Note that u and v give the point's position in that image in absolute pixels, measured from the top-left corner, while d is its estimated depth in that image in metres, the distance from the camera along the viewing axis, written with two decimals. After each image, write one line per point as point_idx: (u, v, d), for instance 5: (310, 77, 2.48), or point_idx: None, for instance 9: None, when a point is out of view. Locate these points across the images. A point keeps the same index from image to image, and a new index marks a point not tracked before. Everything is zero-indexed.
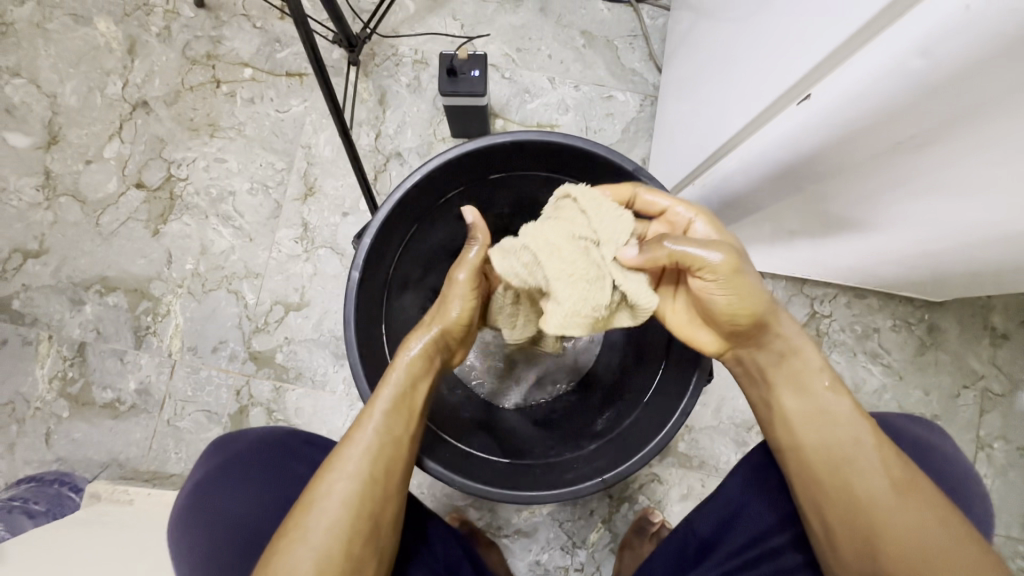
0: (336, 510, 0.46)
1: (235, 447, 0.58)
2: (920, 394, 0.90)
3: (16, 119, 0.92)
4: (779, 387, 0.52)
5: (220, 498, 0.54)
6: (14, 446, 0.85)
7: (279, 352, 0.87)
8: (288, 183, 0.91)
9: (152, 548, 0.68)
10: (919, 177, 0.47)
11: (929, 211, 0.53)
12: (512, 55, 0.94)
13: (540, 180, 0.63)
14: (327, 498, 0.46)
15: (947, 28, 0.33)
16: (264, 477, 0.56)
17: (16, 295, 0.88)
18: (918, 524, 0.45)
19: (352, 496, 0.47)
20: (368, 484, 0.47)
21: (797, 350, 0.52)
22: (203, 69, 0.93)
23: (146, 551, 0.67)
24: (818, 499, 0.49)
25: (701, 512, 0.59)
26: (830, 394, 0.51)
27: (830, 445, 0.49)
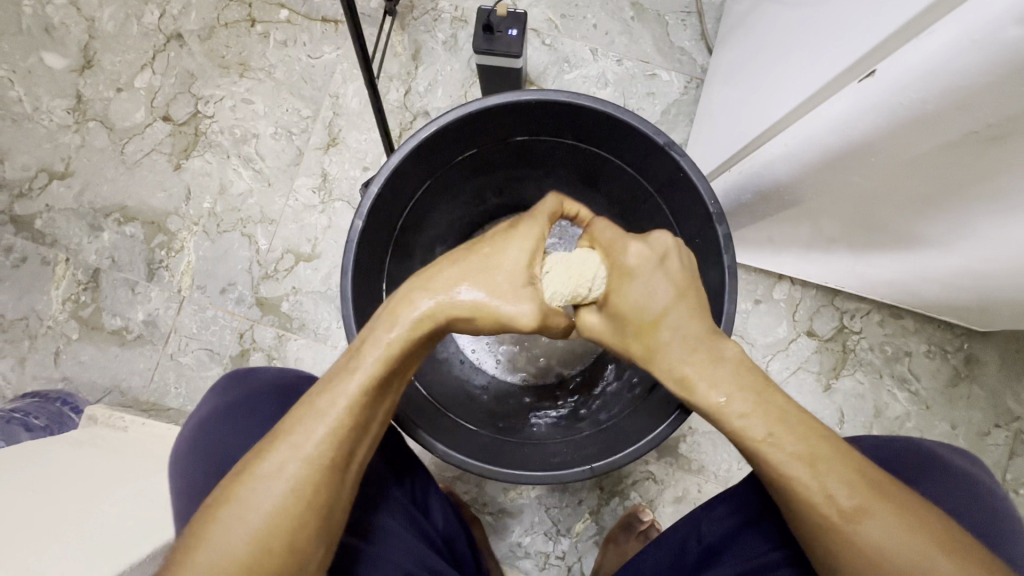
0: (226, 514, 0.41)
1: (251, 381, 0.57)
2: (945, 428, 0.84)
3: (54, 40, 0.92)
4: (747, 424, 0.44)
5: (221, 429, 0.54)
6: (24, 361, 0.87)
7: (285, 301, 0.86)
8: (312, 131, 0.89)
9: (134, 475, 0.68)
10: (993, 175, 0.41)
11: (993, 224, 0.47)
12: (556, 21, 0.89)
13: (564, 150, 0.60)
14: (260, 472, 0.42)
15: None
16: (234, 432, 0.53)
17: (39, 215, 0.89)
18: (902, 537, 0.40)
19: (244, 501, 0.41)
20: (260, 497, 0.41)
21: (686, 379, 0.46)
22: (239, 6, 0.91)
23: (132, 476, 0.68)
24: (812, 524, 0.42)
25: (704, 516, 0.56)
26: (783, 438, 0.43)
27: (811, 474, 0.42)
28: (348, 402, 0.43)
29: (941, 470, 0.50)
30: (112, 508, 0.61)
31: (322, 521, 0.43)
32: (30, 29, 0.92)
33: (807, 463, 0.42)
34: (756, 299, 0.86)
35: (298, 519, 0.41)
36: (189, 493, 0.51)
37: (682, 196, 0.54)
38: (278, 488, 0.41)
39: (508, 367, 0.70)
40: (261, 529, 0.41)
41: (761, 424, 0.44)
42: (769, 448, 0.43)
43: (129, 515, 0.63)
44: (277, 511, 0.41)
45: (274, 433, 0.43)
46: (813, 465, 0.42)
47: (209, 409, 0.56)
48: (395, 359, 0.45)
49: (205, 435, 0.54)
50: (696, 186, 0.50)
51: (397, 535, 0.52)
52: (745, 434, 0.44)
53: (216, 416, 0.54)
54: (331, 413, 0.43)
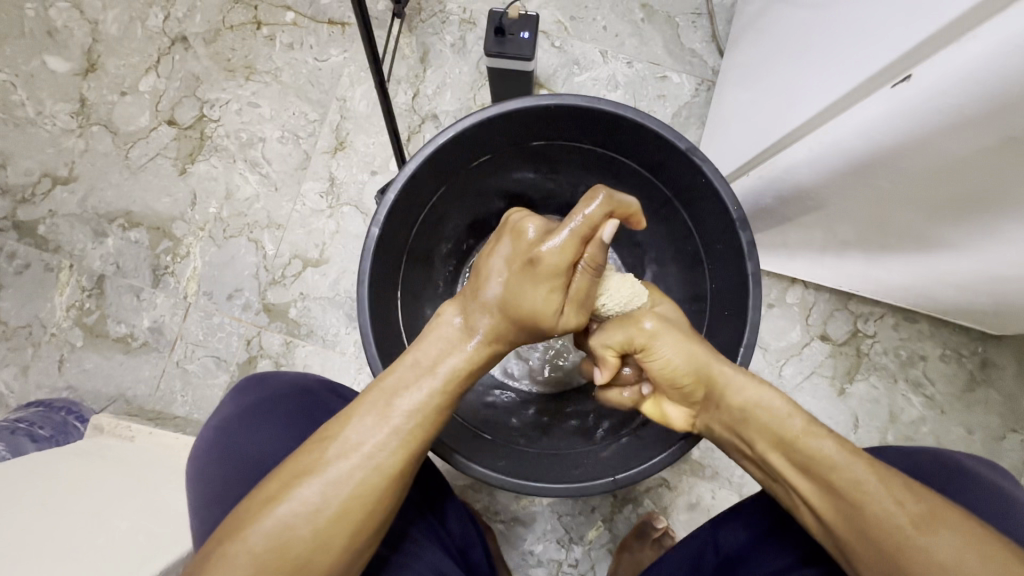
0: (291, 504, 0.40)
1: (279, 384, 0.56)
2: (961, 433, 0.83)
3: (57, 43, 0.91)
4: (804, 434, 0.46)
5: (237, 434, 0.53)
6: (28, 369, 0.85)
7: (293, 307, 0.85)
8: (319, 135, 0.88)
9: (142, 486, 0.67)
10: None
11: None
12: (566, 23, 0.88)
13: (580, 155, 0.59)
14: (328, 473, 0.42)
15: None
16: (250, 436, 0.52)
17: (43, 221, 0.88)
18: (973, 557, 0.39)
19: (315, 493, 0.41)
20: (329, 490, 0.41)
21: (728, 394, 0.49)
22: (245, 8, 0.90)
23: (141, 488, 0.67)
24: (876, 540, 0.41)
25: (727, 528, 0.55)
26: (839, 448, 0.44)
27: (869, 481, 0.42)
28: (415, 411, 0.45)
29: (967, 482, 0.49)
30: (121, 521, 0.60)
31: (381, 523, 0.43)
32: (33, 32, 0.91)
33: (867, 469, 0.43)
34: (769, 303, 0.85)
35: (358, 521, 0.42)
36: (209, 496, 0.50)
37: (702, 201, 0.53)
38: (342, 490, 0.42)
39: (513, 371, 0.69)
40: (323, 531, 0.40)
41: (817, 430, 0.46)
42: (823, 452, 0.44)
43: (139, 528, 0.61)
44: (343, 513, 0.41)
45: (337, 432, 0.43)
46: (873, 470, 0.43)
47: (232, 409, 0.54)
48: (462, 376, 0.47)
49: (226, 437, 0.52)
50: (719, 192, 0.50)
51: (417, 551, 0.51)
52: (803, 441, 0.45)
53: (241, 418, 0.53)
54: (404, 411, 0.45)
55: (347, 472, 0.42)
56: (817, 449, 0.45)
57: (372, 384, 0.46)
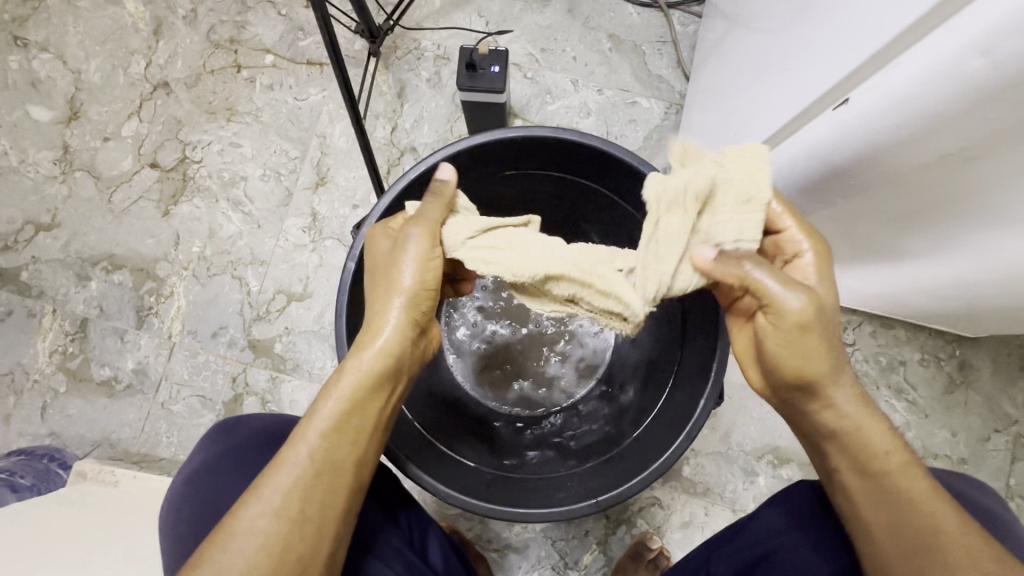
0: (243, 553, 0.40)
1: (282, 425, 0.57)
2: (946, 436, 0.84)
3: (40, 94, 0.93)
4: (898, 468, 0.43)
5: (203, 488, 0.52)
6: (9, 418, 0.84)
7: (278, 342, 0.85)
8: (300, 171, 0.90)
9: (125, 533, 0.65)
10: (984, 194, 0.42)
11: (989, 241, 0.48)
12: (536, 55, 0.92)
13: (553, 181, 0.61)
14: (280, 469, 0.42)
15: (1010, 24, 0.30)
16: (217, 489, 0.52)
17: (25, 267, 0.88)
18: None
19: (265, 533, 0.40)
20: (276, 522, 0.41)
21: (829, 410, 0.44)
22: (225, 53, 0.93)
23: (123, 534, 0.65)
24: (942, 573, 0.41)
25: (722, 551, 0.55)
26: (926, 486, 0.43)
27: (946, 523, 0.42)
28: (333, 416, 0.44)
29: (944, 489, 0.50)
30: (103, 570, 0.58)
31: (332, 530, 0.43)
32: (16, 84, 0.93)
33: (949, 509, 0.42)
34: None
35: (299, 521, 0.41)
36: (192, 533, 0.49)
37: None
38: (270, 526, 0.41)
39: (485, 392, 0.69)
40: (272, 534, 0.40)
41: (912, 466, 0.43)
42: (915, 489, 0.42)
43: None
44: (286, 514, 0.41)
45: (271, 472, 0.43)
46: (956, 513, 0.42)
47: (234, 443, 0.55)
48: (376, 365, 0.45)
49: (223, 473, 0.52)
50: None
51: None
52: (895, 474, 0.43)
53: (240, 455, 0.53)
54: (321, 426, 0.43)
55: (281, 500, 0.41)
56: (905, 483, 0.43)
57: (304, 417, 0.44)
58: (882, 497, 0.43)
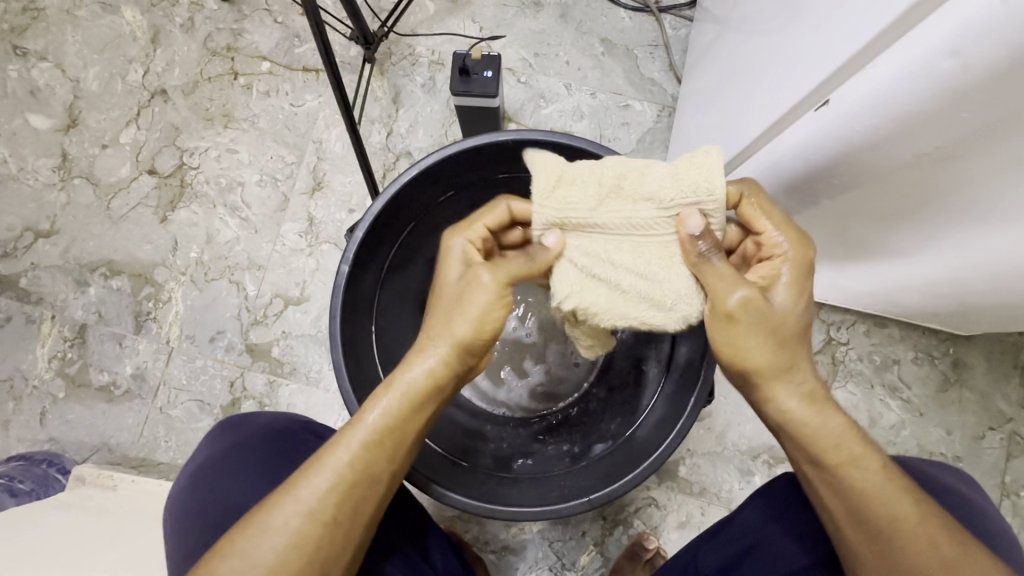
0: (266, 556, 0.40)
1: (279, 424, 0.58)
2: (940, 434, 0.84)
3: (40, 102, 0.94)
4: (850, 457, 0.43)
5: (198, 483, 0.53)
6: (9, 424, 0.85)
7: (276, 346, 0.86)
8: (297, 177, 0.91)
9: (122, 536, 0.66)
10: (962, 192, 0.43)
11: (973, 239, 0.49)
12: (530, 60, 0.93)
13: None
14: (315, 471, 0.42)
15: (974, 28, 0.31)
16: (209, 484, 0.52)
17: (24, 274, 0.89)
18: None
19: (297, 534, 0.41)
20: (312, 524, 0.41)
21: (778, 403, 0.45)
22: (222, 60, 0.94)
23: (121, 536, 0.66)
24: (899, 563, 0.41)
25: (710, 545, 0.56)
26: (881, 475, 0.43)
27: (900, 512, 0.42)
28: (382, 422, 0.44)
29: (935, 485, 0.50)
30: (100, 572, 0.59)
31: (358, 532, 0.43)
32: (16, 93, 0.94)
33: (906, 498, 0.42)
34: None
35: (327, 528, 0.42)
36: (186, 524, 0.51)
37: None
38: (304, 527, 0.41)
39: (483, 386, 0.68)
40: (302, 536, 0.41)
41: (867, 455, 0.43)
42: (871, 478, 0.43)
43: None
44: (318, 518, 0.41)
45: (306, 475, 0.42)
46: (913, 502, 0.42)
47: (235, 440, 0.55)
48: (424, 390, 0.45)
49: (222, 470, 0.53)
50: None
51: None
52: (849, 467, 0.43)
53: (234, 453, 0.54)
54: (375, 424, 0.44)
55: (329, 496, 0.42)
56: (859, 474, 0.43)
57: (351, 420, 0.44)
58: (838, 487, 0.44)
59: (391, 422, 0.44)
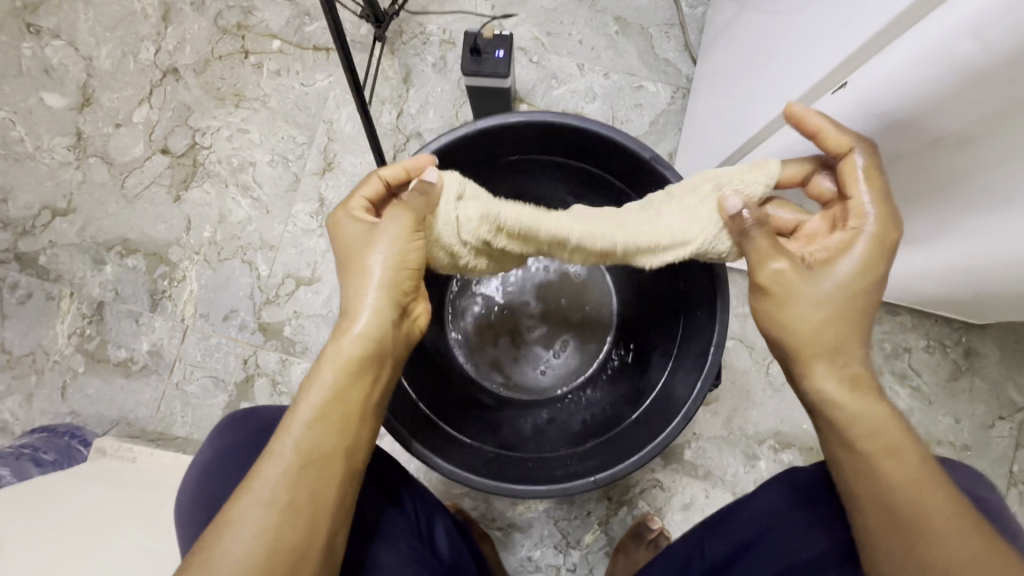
0: (235, 556, 0.40)
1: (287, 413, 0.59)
2: (949, 422, 0.84)
3: (54, 81, 0.94)
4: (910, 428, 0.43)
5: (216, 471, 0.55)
6: (32, 397, 0.88)
7: (288, 325, 0.87)
8: (308, 157, 0.91)
9: (142, 505, 0.68)
10: (982, 176, 0.42)
11: (990, 226, 0.48)
12: (542, 39, 0.91)
13: (558, 164, 0.61)
14: (266, 461, 0.43)
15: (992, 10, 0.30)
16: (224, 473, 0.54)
17: (43, 252, 0.91)
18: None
19: (265, 525, 0.41)
20: (274, 512, 0.42)
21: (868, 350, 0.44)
22: (233, 39, 0.94)
23: (141, 505, 0.68)
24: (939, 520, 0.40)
25: (715, 534, 0.56)
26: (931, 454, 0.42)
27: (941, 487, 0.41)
28: (324, 392, 0.45)
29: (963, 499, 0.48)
30: (122, 540, 0.61)
31: (326, 513, 0.44)
32: (31, 71, 0.94)
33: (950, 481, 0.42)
34: None
35: (291, 508, 0.42)
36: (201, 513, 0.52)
37: None
38: (267, 516, 0.42)
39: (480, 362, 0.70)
40: (267, 524, 0.41)
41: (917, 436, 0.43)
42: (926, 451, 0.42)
43: (139, 545, 0.62)
44: (278, 505, 0.42)
45: (255, 471, 0.43)
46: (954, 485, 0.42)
47: (243, 431, 0.57)
48: (360, 349, 0.46)
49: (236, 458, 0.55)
50: None
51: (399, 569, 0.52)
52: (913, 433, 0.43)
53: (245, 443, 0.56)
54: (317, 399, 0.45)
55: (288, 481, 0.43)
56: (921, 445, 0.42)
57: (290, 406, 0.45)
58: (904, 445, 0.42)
59: (334, 390, 0.45)
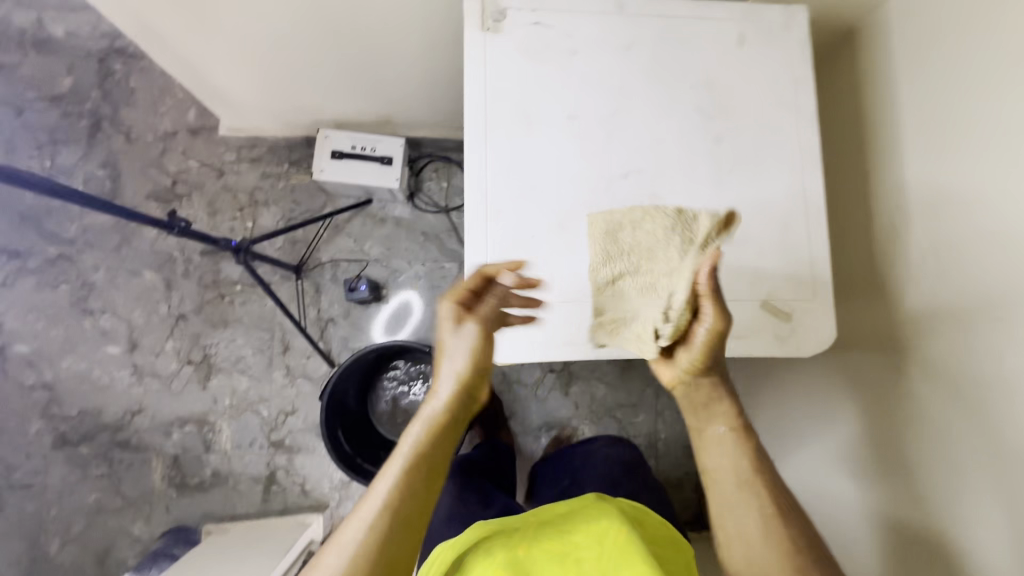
0: (339, 559, 0.59)
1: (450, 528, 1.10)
2: (628, 394, 1.72)
3: (110, 338, 1.62)
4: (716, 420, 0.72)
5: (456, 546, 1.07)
6: (150, 517, 1.56)
7: (287, 437, 1.61)
8: (274, 345, 1.64)
9: (255, 536, 1.47)
10: None
11: None
12: (386, 252, 1.70)
13: (397, 350, 1.40)
14: (370, 496, 0.63)
15: None
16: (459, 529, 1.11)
17: (133, 436, 1.59)
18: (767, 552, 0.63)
19: (357, 544, 0.60)
20: (370, 531, 0.61)
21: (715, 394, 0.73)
22: (213, 288, 1.65)
23: (254, 535, 1.48)
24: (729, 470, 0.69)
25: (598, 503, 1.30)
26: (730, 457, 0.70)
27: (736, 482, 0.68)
28: (417, 441, 0.67)
29: None
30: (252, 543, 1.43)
31: (396, 546, 0.61)
32: (94, 336, 1.62)
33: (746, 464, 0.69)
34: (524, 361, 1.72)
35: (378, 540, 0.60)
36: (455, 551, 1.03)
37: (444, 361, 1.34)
38: (360, 544, 0.60)
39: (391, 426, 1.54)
40: (361, 543, 0.60)
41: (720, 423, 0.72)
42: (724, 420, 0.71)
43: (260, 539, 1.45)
44: (367, 534, 0.60)
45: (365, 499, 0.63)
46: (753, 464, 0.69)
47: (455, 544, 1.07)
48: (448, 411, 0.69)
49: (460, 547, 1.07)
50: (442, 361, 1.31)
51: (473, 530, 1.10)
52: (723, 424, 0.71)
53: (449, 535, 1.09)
54: (421, 439, 0.67)
55: (399, 513, 0.62)
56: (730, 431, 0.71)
57: (390, 457, 0.66)
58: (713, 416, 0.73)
59: (421, 446, 0.66)
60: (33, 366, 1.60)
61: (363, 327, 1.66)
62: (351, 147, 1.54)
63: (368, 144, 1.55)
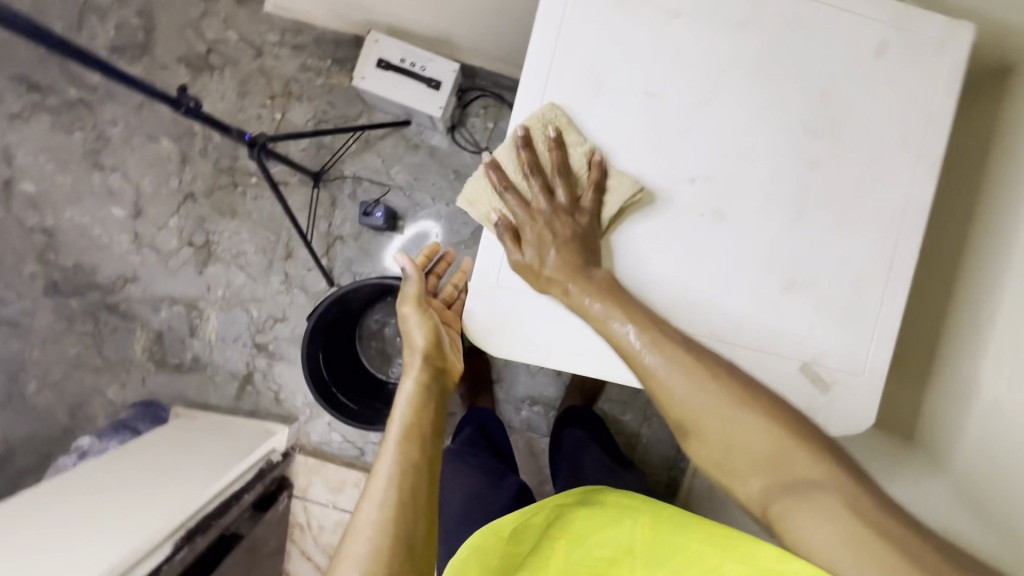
0: (374, 511, 0.63)
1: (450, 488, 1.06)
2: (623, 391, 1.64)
3: (116, 199, 1.57)
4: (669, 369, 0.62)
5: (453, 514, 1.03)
6: (127, 384, 1.58)
7: (271, 343, 1.58)
8: (277, 248, 1.57)
9: (219, 433, 1.47)
10: None
11: None
12: (411, 181, 1.58)
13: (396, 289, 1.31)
14: (377, 467, 0.67)
15: None
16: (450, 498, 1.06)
17: (122, 302, 1.58)
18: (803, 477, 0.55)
19: (384, 502, 0.64)
20: (394, 504, 0.64)
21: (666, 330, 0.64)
22: (227, 174, 1.56)
23: (222, 429, 1.48)
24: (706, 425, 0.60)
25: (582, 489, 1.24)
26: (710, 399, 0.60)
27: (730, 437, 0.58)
28: (407, 411, 0.74)
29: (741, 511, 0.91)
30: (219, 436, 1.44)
31: (415, 506, 0.65)
32: (101, 193, 1.57)
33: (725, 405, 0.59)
34: None
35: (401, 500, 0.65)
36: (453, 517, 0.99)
37: None
38: (380, 513, 0.63)
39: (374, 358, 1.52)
40: (386, 508, 0.63)
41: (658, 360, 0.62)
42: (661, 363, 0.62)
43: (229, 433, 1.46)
44: (387, 503, 0.64)
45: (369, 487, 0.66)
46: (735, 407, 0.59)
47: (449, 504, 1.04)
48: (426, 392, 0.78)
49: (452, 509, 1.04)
50: None
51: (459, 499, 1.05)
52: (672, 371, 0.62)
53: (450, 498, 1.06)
54: (409, 415, 0.73)
55: (407, 474, 0.67)
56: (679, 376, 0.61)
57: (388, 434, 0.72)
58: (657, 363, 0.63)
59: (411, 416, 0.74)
60: (36, 207, 1.56)
61: (370, 253, 1.58)
62: (399, 60, 1.39)
63: (417, 61, 1.40)
